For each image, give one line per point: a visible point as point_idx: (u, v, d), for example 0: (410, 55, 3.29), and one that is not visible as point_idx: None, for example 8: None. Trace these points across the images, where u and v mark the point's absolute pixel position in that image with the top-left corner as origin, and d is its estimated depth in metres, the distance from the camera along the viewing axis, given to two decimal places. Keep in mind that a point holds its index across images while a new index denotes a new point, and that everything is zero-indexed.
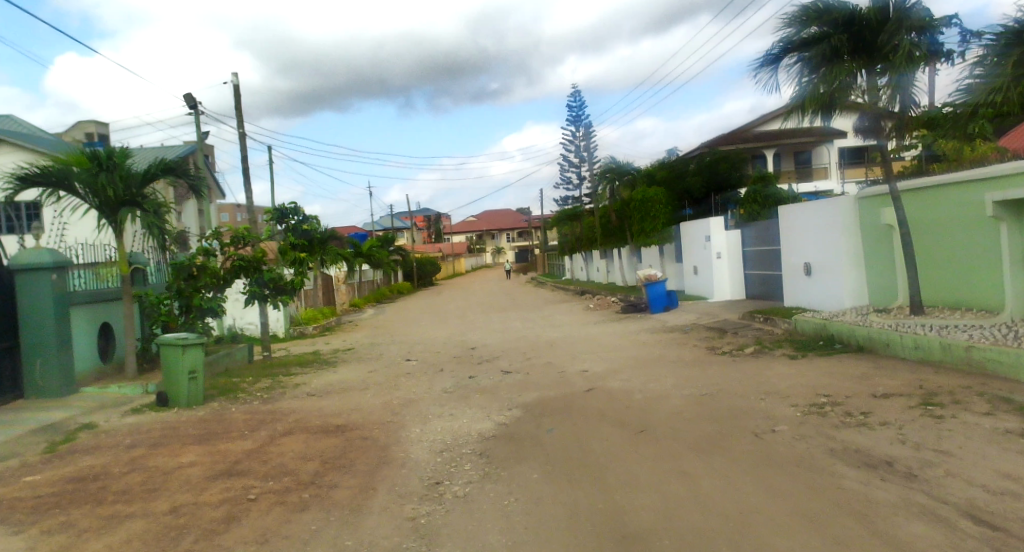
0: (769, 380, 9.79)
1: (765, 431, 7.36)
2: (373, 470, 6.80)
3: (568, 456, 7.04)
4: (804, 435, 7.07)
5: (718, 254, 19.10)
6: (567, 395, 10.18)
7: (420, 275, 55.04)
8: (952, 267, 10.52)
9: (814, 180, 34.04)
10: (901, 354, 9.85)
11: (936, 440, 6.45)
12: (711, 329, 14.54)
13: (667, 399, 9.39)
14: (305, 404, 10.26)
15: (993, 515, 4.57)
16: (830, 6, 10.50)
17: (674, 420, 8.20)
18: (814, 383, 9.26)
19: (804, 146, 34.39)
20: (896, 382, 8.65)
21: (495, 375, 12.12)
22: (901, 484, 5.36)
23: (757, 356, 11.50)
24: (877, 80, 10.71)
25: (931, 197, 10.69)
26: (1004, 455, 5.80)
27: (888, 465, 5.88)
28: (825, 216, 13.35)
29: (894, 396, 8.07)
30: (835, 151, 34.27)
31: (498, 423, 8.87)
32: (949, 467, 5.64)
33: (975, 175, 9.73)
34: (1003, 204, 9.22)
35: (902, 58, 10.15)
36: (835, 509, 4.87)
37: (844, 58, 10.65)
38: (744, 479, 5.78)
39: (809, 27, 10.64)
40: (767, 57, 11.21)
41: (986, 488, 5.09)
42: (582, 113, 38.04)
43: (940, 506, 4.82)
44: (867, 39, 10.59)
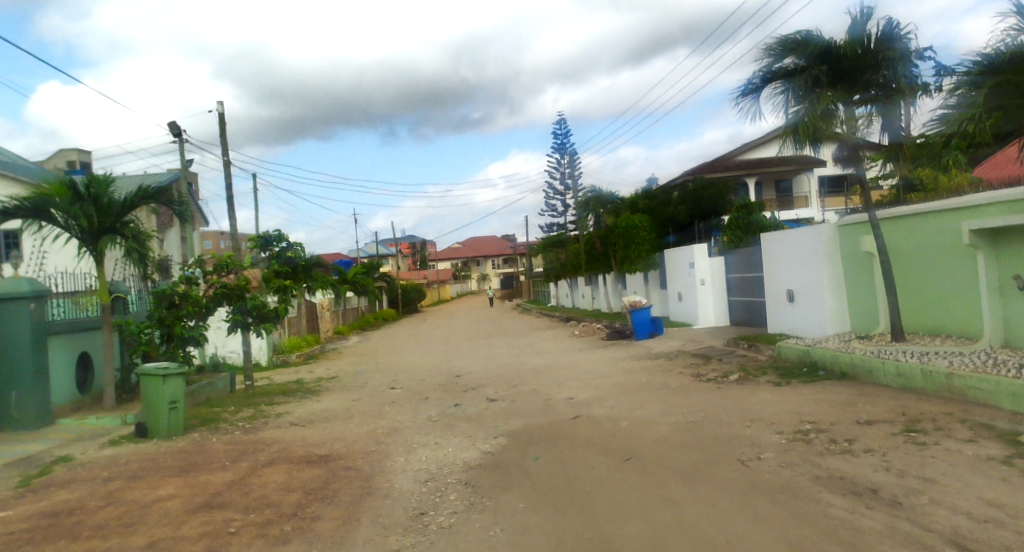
0: (755, 407, 9.80)
1: (751, 458, 7.37)
2: (356, 501, 6.70)
3: (555, 485, 6.98)
4: (790, 462, 7.07)
5: (702, 281, 19.26)
6: (552, 423, 10.12)
7: (404, 302, 54.90)
8: (931, 295, 10.67)
9: (796, 209, 34.48)
10: (884, 381, 9.91)
11: (919, 467, 6.47)
12: (696, 355, 14.59)
13: (654, 426, 9.38)
14: (288, 434, 10.12)
15: (977, 543, 4.58)
16: (808, 38, 10.68)
17: (661, 448, 8.17)
18: (798, 410, 9.28)
19: (785, 175, 34.92)
20: (879, 409, 8.69)
21: (481, 403, 12.04)
22: (887, 511, 5.37)
23: (742, 383, 11.52)
24: (855, 110, 10.94)
25: (909, 226, 10.89)
26: (986, 483, 5.83)
27: (873, 492, 5.89)
28: (806, 243, 13.52)
29: (878, 423, 8.11)
30: (816, 180, 34.83)
31: (484, 452, 8.79)
32: (933, 495, 5.66)
33: (952, 205, 9.86)
34: (980, 233, 9.33)
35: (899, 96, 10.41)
36: (822, 537, 4.87)
37: (824, 87, 10.82)
38: (731, 507, 5.77)
39: (787, 58, 10.87)
40: (746, 86, 11.43)
41: (970, 516, 5.11)
42: (568, 141, 38.51)
43: (925, 534, 4.83)
44: (846, 69, 10.77)
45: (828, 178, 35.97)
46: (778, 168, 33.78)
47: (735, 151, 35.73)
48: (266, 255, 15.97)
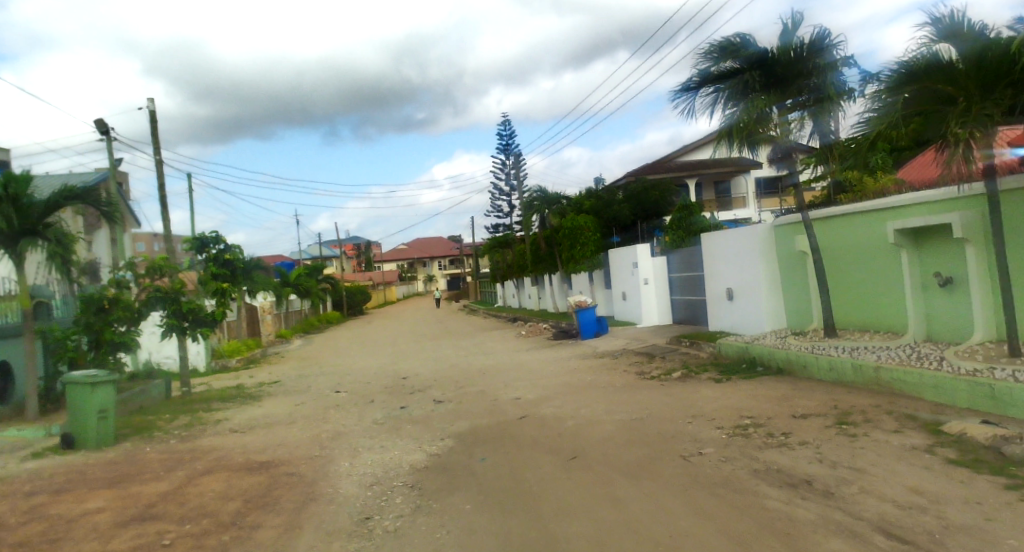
0: (696, 404, 10.03)
1: (693, 454, 7.53)
2: (298, 508, 6.57)
3: (501, 485, 6.99)
4: (730, 457, 7.26)
5: (645, 280, 19.65)
6: (499, 424, 10.14)
7: (349, 304, 54.16)
8: (860, 292, 11.13)
9: (734, 210, 35.53)
10: (817, 376, 10.29)
11: (850, 458, 6.73)
12: (640, 354, 14.84)
13: (600, 424, 9.50)
14: (226, 441, 9.85)
15: (903, 529, 4.79)
16: (744, 43, 10.97)
17: (605, 446, 8.28)
18: (737, 406, 9.54)
19: (723, 177, 35.94)
20: (812, 403, 9.01)
21: (427, 405, 11.97)
22: (821, 502, 5.57)
23: (684, 380, 11.78)
24: (787, 114, 11.30)
25: (839, 227, 11.34)
26: (912, 471, 6.11)
27: (807, 484, 6.09)
28: (744, 243, 13.93)
29: (812, 416, 8.41)
30: (752, 182, 35.95)
31: (430, 454, 8.74)
32: (863, 485, 5.89)
33: (879, 206, 10.33)
34: (903, 232, 9.80)
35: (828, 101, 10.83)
36: (760, 529, 5.02)
37: (757, 91, 11.15)
38: (674, 502, 5.89)
39: (723, 62, 11.15)
40: (685, 88, 11.67)
41: (896, 503, 5.34)
42: (512, 142, 38.72)
43: (855, 522, 5.02)
44: (778, 75, 11.13)
45: (764, 180, 37.19)
46: (716, 171, 34.73)
47: (675, 153, 36.59)
48: (203, 257, 15.51)
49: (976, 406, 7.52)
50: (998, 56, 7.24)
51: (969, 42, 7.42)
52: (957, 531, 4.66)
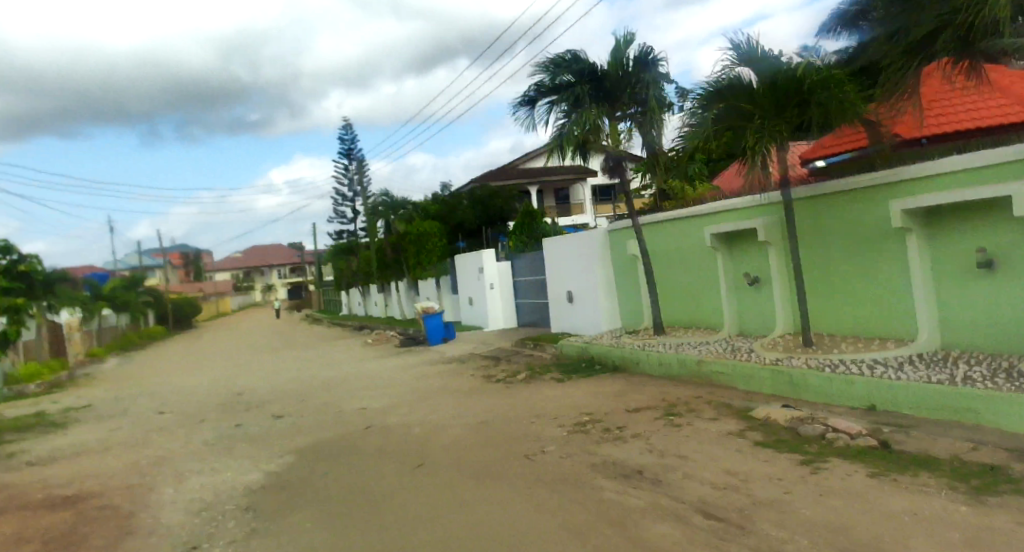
0: (538, 404, 10.32)
1: (535, 453, 7.72)
2: (111, 545, 5.94)
3: (342, 499, 6.75)
4: (569, 453, 7.52)
5: (492, 284, 19.97)
6: (342, 436, 9.82)
7: (178, 318, 50.18)
8: (684, 292, 12.03)
9: (573, 216, 37.22)
10: (648, 371, 10.98)
11: (675, 446, 7.22)
12: (487, 357, 15.05)
13: (446, 429, 9.49)
14: (24, 477, 8.70)
15: (720, 509, 5.19)
16: (576, 57, 11.52)
17: (450, 451, 8.27)
18: (577, 403, 9.94)
19: (564, 184, 37.54)
20: (644, 397, 9.59)
21: (265, 422, 11.33)
22: (650, 489, 5.92)
23: (529, 381, 12.08)
24: (618, 125, 12.00)
25: (666, 231, 12.19)
26: (727, 454, 6.66)
27: (638, 473, 6.45)
28: (582, 248, 14.59)
29: (643, 410, 8.94)
30: (590, 190, 37.86)
31: (267, 473, 8.27)
32: (686, 470, 6.34)
33: (698, 212, 11.23)
34: (719, 236, 10.72)
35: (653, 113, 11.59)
36: (596, 519, 5.23)
37: (589, 102, 11.69)
38: (515, 500, 6.00)
39: (558, 74, 11.64)
40: (523, 99, 12.05)
41: (714, 485, 5.80)
42: (355, 146, 37.96)
43: (679, 506, 5.37)
44: (608, 89, 11.75)
45: (600, 188, 39.33)
46: (558, 178, 36.14)
47: (518, 161, 37.68)
48: None
49: (779, 391, 8.34)
50: (786, 79, 8.03)
51: (764, 66, 8.21)
52: (763, 506, 5.14)
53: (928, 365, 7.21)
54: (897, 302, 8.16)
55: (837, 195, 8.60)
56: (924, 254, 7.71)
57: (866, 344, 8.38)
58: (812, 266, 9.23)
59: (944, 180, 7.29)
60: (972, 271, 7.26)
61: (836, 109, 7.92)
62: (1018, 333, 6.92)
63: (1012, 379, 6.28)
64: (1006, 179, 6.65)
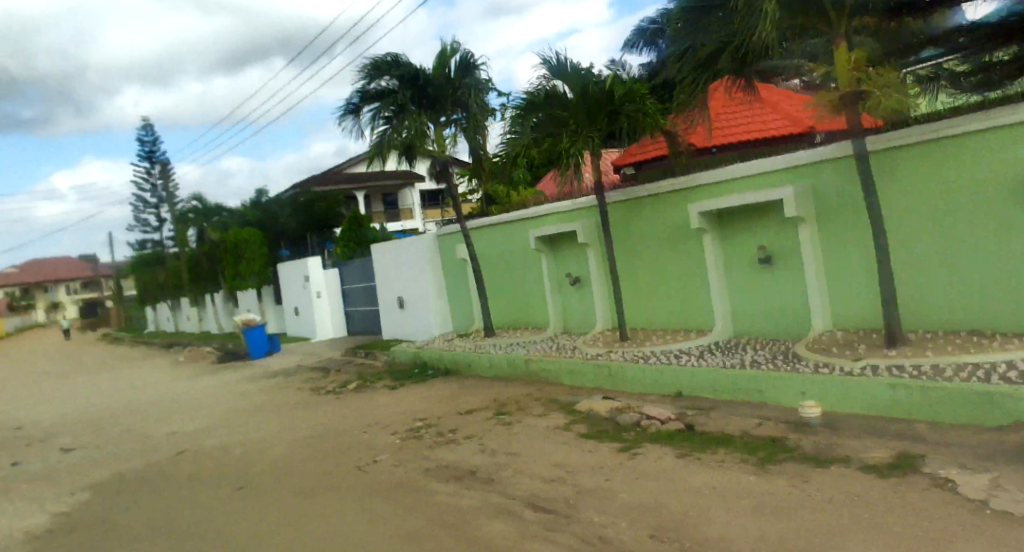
0: (370, 413, 10.07)
1: (367, 463, 7.51)
2: None
3: (150, 534, 6.10)
4: (402, 460, 7.41)
5: (318, 293, 19.25)
6: (150, 465, 8.91)
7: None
8: (512, 294, 12.37)
9: (402, 221, 36.94)
10: (480, 373, 11.14)
11: (506, 444, 7.36)
12: (315, 369, 14.44)
13: (270, 448, 8.94)
14: None
15: (548, 501, 5.37)
16: (398, 62, 11.47)
17: (274, 470, 7.80)
18: (409, 410, 9.83)
19: (391, 189, 37.14)
20: (476, 399, 9.71)
21: (54, 457, 9.98)
22: (482, 488, 5.98)
23: (360, 390, 11.76)
24: (443, 131, 12.06)
25: (493, 235, 12.46)
26: (555, 446, 6.91)
27: (471, 474, 6.49)
28: (411, 253, 14.49)
29: (475, 411, 9.04)
30: (418, 194, 37.78)
31: (57, 514, 7.27)
32: (517, 466, 6.48)
33: (522, 216, 11.62)
34: (542, 239, 11.15)
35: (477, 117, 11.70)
36: (429, 524, 5.18)
37: (412, 108, 11.69)
38: (346, 514, 5.79)
39: (381, 79, 11.52)
40: (346, 104, 11.80)
41: (543, 478, 5.99)
42: (157, 148, 34.80)
43: (509, 502, 5.49)
44: (432, 95, 11.80)
45: (428, 193, 39.40)
46: (384, 183, 35.69)
47: (343, 165, 36.69)
48: None
49: (599, 384, 8.84)
50: (597, 91, 8.57)
51: (574, 78, 8.63)
52: (588, 494, 5.38)
53: (724, 352, 8.02)
54: (697, 296, 9.00)
55: (645, 200, 9.33)
56: (718, 252, 8.56)
57: (673, 336, 9.15)
58: (626, 265, 9.90)
59: (732, 186, 8.17)
60: (756, 266, 8.21)
61: (642, 122, 8.66)
62: (793, 319, 7.92)
63: (790, 360, 7.16)
64: (781, 185, 7.59)
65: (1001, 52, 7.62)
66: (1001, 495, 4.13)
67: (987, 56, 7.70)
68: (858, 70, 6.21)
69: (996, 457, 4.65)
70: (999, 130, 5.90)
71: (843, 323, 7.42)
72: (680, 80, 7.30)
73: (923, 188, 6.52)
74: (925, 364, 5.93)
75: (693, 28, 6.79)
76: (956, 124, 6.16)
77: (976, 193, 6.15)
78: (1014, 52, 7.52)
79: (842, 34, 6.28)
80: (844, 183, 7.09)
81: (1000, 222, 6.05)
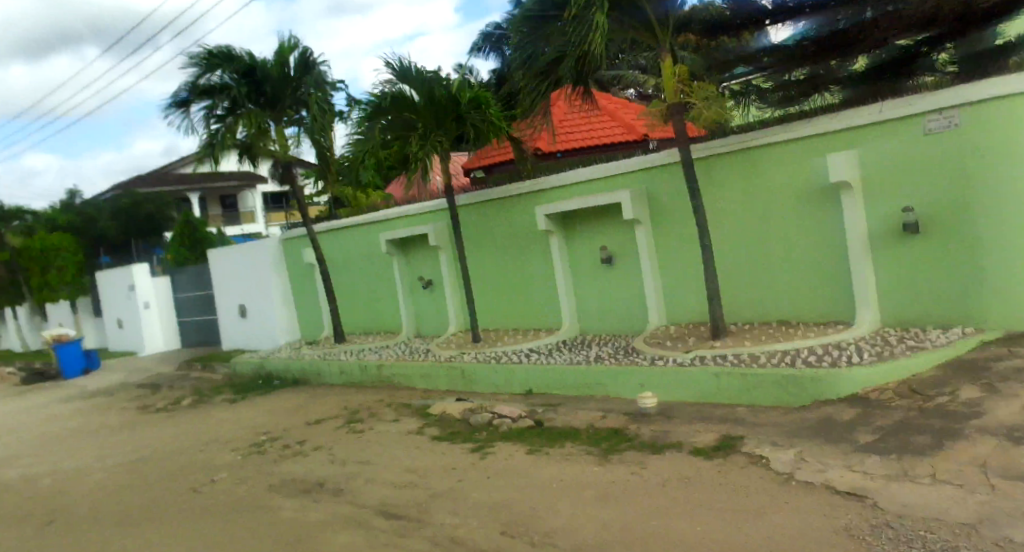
0: (207, 430, 9.39)
1: (203, 483, 6.98)
2: None
3: None
4: (243, 478, 6.98)
5: (146, 303, 17.69)
6: None
7: None
8: (363, 298, 12.09)
9: (242, 224, 34.92)
10: (330, 381, 10.78)
11: (356, 452, 7.16)
12: (144, 386, 13.24)
13: (89, 475, 8.06)
14: None
15: (400, 507, 5.29)
16: (232, 55, 10.90)
17: (93, 500, 7.04)
18: (252, 424, 9.28)
19: (230, 191, 35.00)
20: (324, 408, 9.37)
21: None
22: (331, 500, 5.77)
23: (197, 406, 10.94)
24: (285, 129, 11.55)
25: (343, 239, 12.12)
26: (407, 451, 6.82)
27: (319, 486, 6.24)
28: (254, 257, 13.74)
29: (324, 421, 8.72)
30: (259, 197, 35.89)
31: None
32: (368, 474, 6.32)
33: (372, 219, 11.39)
34: (393, 242, 11.01)
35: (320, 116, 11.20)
36: (273, 543, 4.91)
37: (249, 104, 11.10)
38: (179, 541, 5.34)
39: (213, 72, 10.88)
40: (174, 98, 11.02)
41: (394, 485, 5.88)
42: None
43: (358, 511, 5.34)
44: (271, 92, 11.24)
45: (271, 195, 37.57)
46: (220, 184, 33.55)
47: (173, 164, 34.03)
48: None
49: (452, 387, 8.87)
50: (443, 95, 8.60)
51: (419, 81, 8.58)
52: (440, 498, 5.36)
53: (571, 350, 8.35)
54: (544, 296, 9.29)
55: (494, 203, 9.51)
56: (564, 252, 8.90)
57: (523, 335, 9.38)
58: (478, 267, 10.02)
59: (575, 189, 8.54)
60: (599, 266, 8.63)
61: (485, 130, 8.80)
62: (633, 316, 8.40)
63: (630, 354, 7.60)
64: (619, 189, 8.04)
65: (799, 70, 7.98)
66: (805, 467, 4.64)
67: (787, 71, 7.99)
68: (681, 83, 6.72)
69: (801, 433, 5.22)
70: (799, 142, 6.65)
71: (676, 317, 7.98)
72: (522, 87, 7.50)
73: (739, 193, 7.19)
74: (743, 353, 6.54)
75: (533, 36, 7.02)
76: (764, 136, 6.86)
77: (781, 197, 6.88)
78: (810, 71, 7.96)
79: (667, 49, 6.75)
80: (673, 188, 7.65)
81: (800, 224, 6.81)
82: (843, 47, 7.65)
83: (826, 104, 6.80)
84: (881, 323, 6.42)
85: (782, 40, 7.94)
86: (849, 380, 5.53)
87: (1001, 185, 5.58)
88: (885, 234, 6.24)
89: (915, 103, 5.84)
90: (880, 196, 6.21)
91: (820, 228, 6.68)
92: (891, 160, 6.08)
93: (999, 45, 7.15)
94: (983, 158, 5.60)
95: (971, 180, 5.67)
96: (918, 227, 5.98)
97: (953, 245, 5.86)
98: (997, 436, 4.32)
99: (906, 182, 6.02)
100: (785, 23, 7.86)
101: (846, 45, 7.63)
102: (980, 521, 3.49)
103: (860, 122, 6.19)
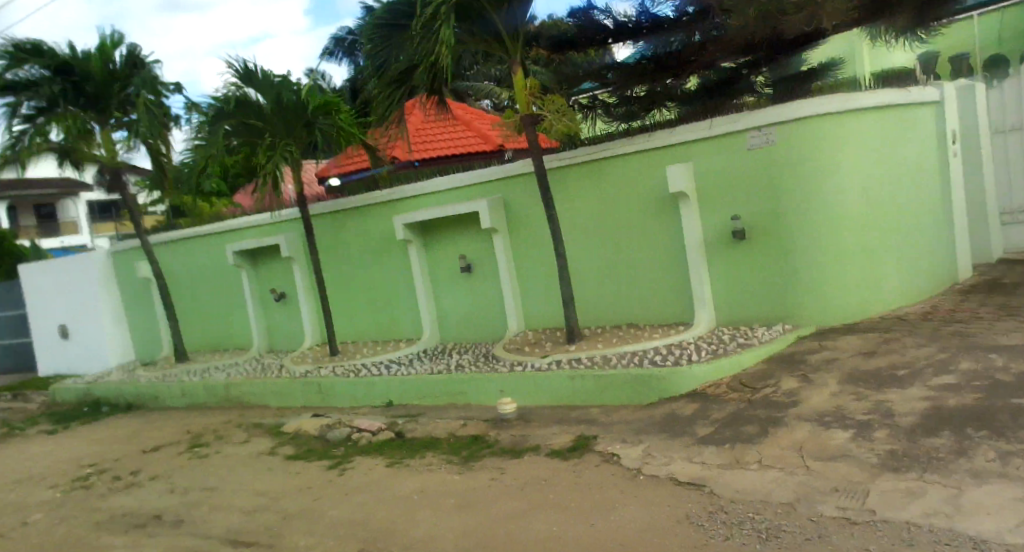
0: (21, 466, 8.33)
1: (14, 527, 6.17)
2: None
3: None
4: (64, 517, 6.25)
5: None
6: None
7: None
8: (209, 314, 11.35)
9: (62, 236, 31.57)
10: (170, 404, 9.99)
11: (199, 478, 6.64)
12: None
13: None
14: None
15: (249, 534, 4.97)
16: (44, 50, 9.92)
17: None
18: (77, 456, 8.36)
19: (47, 199, 31.54)
20: (163, 433, 8.65)
21: None
22: (170, 533, 5.31)
23: (8, 440, 9.69)
24: (111, 134, 10.64)
25: (185, 250, 11.33)
26: (256, 473, 6.44)
27: (155, 519, 5.72)
28: (78, 272, 12.47)
29: (162, 448, 8.04)
30: (83, 206, 32.64)
31: None
32: (213, 502, 5.88)
33: (218, 229, 10.73)
34: (241, 254, 10.44)
35: (149, 123, 10.23)
36: None
37: (65, 105, 10.10)
38: None
39: (22, 67, 9.83)
40: None
41: (243, 510, 5.53)
42: None
43: (203, 543, 4.96)
44: (93, 93, 10.24)
45: (97, 204, 34.31)
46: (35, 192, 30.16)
47: None
48: None
49: (308, 403, 8.53)
50: (293, 101, 8.22)
51: (264, 85, 8.19)
52: (295, 520, 5.11)
53: (432, 359, 8.31)
54: (404, 305, 9.19)
55: (351, 212, 9.30)
56: (424, 261, 8.86)
57: (383, 347, 9.22)
58: (334, 277, 9.74)
59: (434, 199, 8.54)
60: (458, 275, 8.67)
61: (336, 137, 8.65)
62: (492, 324, 8.51)
63: (489, 361, 7.69)
64: (476, 198, 8.13)
65: (638, 87, 8.53)
66: (652, 461, 4.92)
67: (629, 87, 8.47)
68: (533, 96, 6.92)
69: (649, 429, 5.53)
70: (640, 155, 7.08)
71: (534, 323, 8.19)
72: (376, 95, 7.35)
73: (590, 202, 7.52)
74: (596, 355, 6.82)
75: (384, 44, 7.01)
76: (610, 148, 7.23)
77: (627, 206, 7.28)
78: (647, 89, 8.51)
79: (517, 62, 6.96)
80: (528, 198, 7.86)
81: (644, 231, 7.24)
82: (674, 68, 8.30)
83: (664, 120, 7.30)
84: (716, 323, 6.95)
85: (624, 58, 8.43)
86: (690, 377, 5.94)
87: (811, 196, 6.26)
88: (717, 240, 6.78)
89: (739, 121, 6.41)
90: (712, 205, 6.74)
91: (662, 235, 7.13)
92: (720, 172, 6.63)
93: (802, 71, 8.07)
94: (796, 171, 6.25)
95: (787, 191, 6.30)
96: (745, 234, 6.56)
97: (774, 250, 6.48)
98: (813, 421, 4.81)
99: (733, 193, 6.59)
100: (627, 43, 8.30)
101: (676, 66, 8.29)
102: (799, 499, 3.86)
103: (692, 137, 6.71)
